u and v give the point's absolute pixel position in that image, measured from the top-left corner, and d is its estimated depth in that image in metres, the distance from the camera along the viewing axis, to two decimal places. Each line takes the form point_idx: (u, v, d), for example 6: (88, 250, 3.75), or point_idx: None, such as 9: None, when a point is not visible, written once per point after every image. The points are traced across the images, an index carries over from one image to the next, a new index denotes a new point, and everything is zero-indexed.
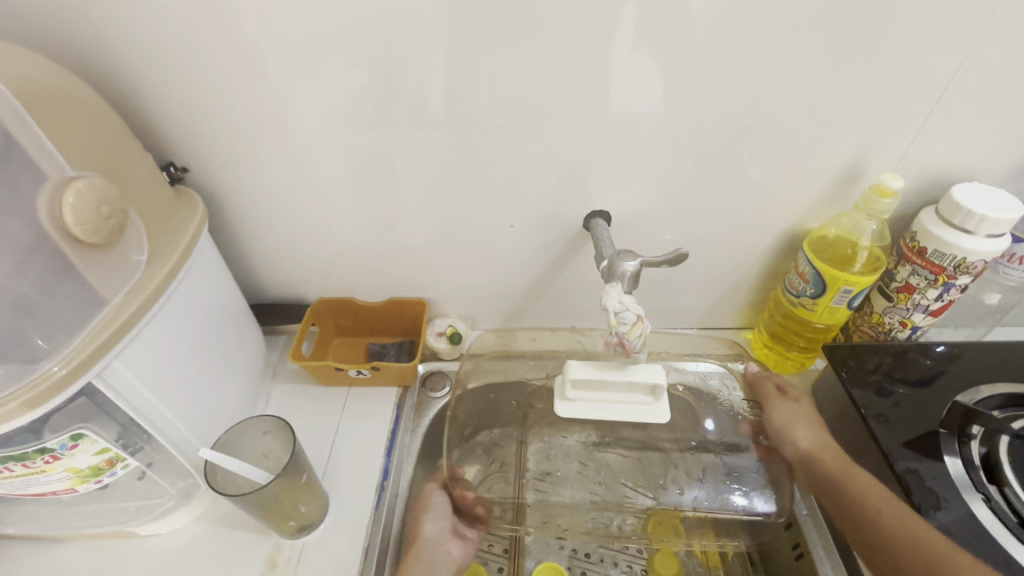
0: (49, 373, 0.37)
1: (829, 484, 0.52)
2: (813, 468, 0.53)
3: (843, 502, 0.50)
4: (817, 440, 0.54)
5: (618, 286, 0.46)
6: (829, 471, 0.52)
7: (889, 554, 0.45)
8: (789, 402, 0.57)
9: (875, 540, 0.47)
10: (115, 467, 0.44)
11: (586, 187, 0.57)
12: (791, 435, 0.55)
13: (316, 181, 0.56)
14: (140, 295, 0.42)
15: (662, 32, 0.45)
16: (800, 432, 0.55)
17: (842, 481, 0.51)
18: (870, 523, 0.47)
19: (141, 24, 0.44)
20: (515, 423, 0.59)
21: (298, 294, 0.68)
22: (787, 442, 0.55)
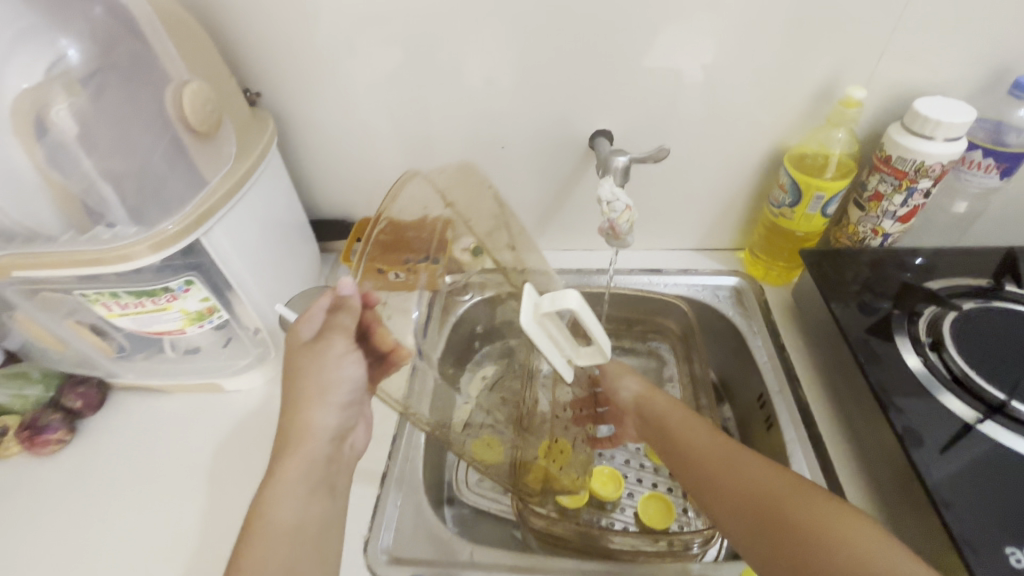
0: (164, 230, 0.48)
1: (657, 424, 0.56)
2: (643, 413, 0.58)
3: (670, 436, 0.54)
4: (645, 390, 0.58)
5: (611, 179, 0.55)
6: (658, 413, 0.56)
7: (700, 476, 0.50)
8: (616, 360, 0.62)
9: (691, 466, 0.51)
10: (213, 317, 0.57)
11: (590, 108, 0.65)
12: (627, 385, 0.59)
13: (363, 107, 0.67)
14: (230, 178, 0.54)
15: None
16: (627, 382, 0.60)
17: (672, 420, 0.55)
18: (687, 452, 0.52)
19: None
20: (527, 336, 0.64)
21: (345, 214, 0.80)
22: (621, 391, 0.60)
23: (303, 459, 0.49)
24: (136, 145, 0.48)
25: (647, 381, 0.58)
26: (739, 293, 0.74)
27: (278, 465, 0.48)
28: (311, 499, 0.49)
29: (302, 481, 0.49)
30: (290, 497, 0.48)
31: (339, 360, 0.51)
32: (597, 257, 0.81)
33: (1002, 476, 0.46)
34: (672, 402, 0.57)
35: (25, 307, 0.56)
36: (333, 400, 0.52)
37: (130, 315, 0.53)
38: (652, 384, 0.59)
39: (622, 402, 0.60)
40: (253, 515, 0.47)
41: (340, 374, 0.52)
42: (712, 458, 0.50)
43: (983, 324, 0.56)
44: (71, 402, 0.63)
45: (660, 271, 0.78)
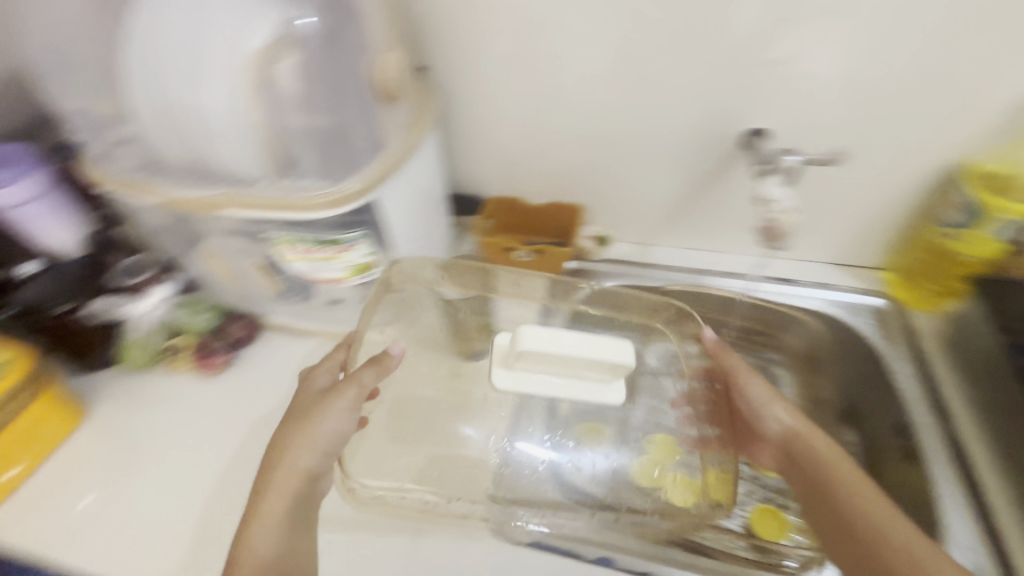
0: (345, 189, 0.53)
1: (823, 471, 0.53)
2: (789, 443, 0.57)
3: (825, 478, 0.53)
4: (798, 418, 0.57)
5: (775, 177, 0.53)
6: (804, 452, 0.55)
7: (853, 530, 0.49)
8: (755, 380, 0.59)
9: (842, 516, 0.50)
10: (370, 272, 0.62)
11: (749, 108, 0.63)
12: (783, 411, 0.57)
13: (515, 90, 0.68)
14: (405, 146, 0.57)
15: None
16: (775, 411, 0.57)
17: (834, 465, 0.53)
18: (846, 500, 0.51)
19: None
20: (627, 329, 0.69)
21: (476, 192, 0.83)
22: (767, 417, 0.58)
23: (285, 497, 0.50)
24: (338, 107, 0.53)
25: (794, 413, 0.57)
26: (881, 315, 0.70)
27: (260, 503, 0.50)
28: (287, 531, 0.50)
29: (275, 521, 0.49)
30: (269, 531, 0.49)
31: (326, 410, 0.52)
32: (722, 261, 0.79)
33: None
34: (821, 439, 0.56)
35: (214, 243, 0.63)
36: (320, 448, 0.52)
37: (304, 260, 0.59)
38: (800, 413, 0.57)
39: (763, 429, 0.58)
40: (232, 551, 0.48)
41: (323, 425, 0.52)
42: (873, 514, 0.49)
43: None
44: (234, 331, 0.70)
45: (792, 282, 0.74)
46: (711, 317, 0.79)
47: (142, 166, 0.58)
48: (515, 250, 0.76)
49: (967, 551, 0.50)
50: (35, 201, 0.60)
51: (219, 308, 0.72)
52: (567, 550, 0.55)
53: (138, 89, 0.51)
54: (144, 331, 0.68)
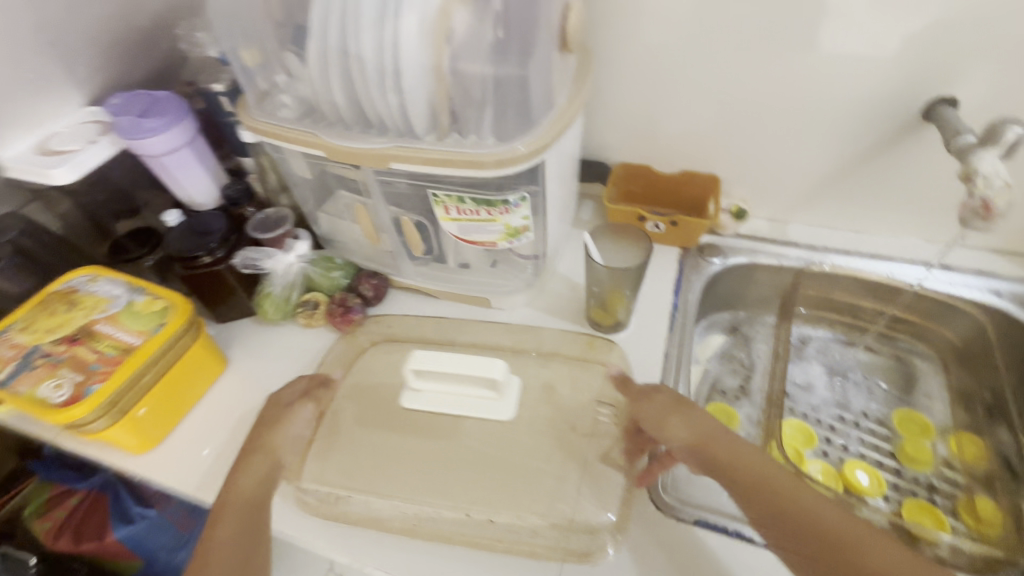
0: (515, 150, 0.50)
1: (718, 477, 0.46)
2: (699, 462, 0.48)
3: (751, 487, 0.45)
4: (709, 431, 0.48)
5: (995, 150, 0.49)
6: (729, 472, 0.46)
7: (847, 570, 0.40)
8: (656, 408, 0.51)
9: (786, 524, 0.43)
10: (523, 237, 0.59)
11: (939, 70, 0.58)
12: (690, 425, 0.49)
13: (675, 47, 0.65)
14: (575, 104, 0.54)
15: None
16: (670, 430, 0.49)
17: (749, 463, 0.45)
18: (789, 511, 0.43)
19: None
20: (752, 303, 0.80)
21: (604, 158, 0.80)
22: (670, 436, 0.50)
23: (261, 464, 0.53)
24: (527, 58, 0.48)
25: (681, 418, 0.49)
26: None
27: (243, 465, 0.53)
28: (267, 483, 0.52)
29: (260, 474, 0.52)
30: (246, 476, 0.52)
31: (296, 414, 0.58)
32: (867, 241, 0.74)
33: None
34: (749, 456, 0.46)
35: (362, 197, 0.62)
36: (293, 434, 0.57)
37: (459, 221, 0.57)
38: (690, 416, 0.49)
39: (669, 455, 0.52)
40: (219, 501, 0.51)
41: (290, 431, 0.56)
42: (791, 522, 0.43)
43: None
44: (365, 289, 0.70)
45: (953, 269, 0.69)
46: (850, 304, 0.75)
47: (306, 115, 0.57)
48: (647, 221, 0.73)
49: None
50: (184, 147, 0.65)
51: (350, 266, 0.72)
52: (737, 531, 0.51)
53: (320, 33, 0.50)
54: (282, 286, 0.68)
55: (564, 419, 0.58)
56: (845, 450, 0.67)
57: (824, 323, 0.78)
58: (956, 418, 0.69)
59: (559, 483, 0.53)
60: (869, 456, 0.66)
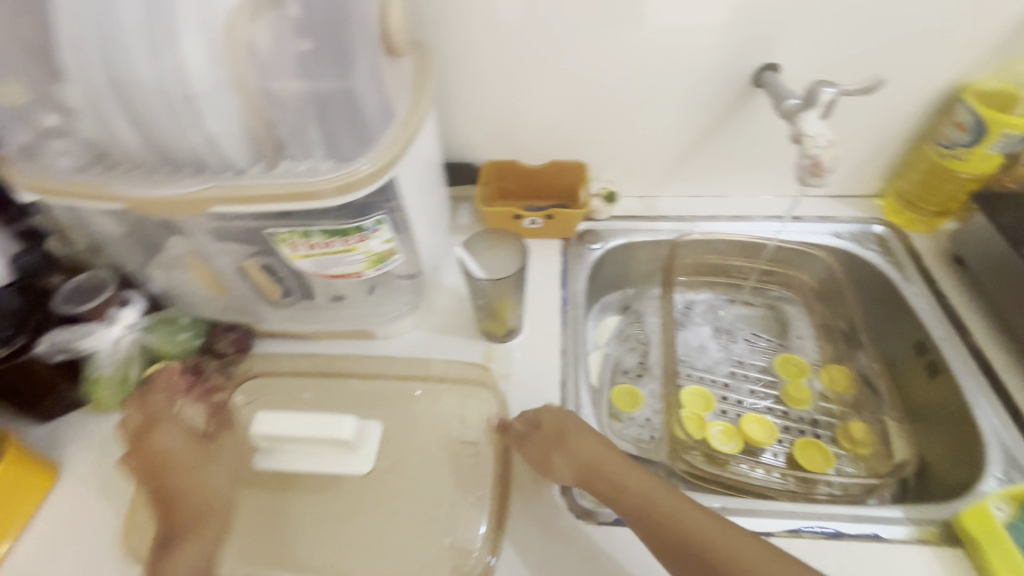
0: (359, 170, 0.45)
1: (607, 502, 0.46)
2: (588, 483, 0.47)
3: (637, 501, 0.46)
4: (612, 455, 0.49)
5: (816, 112, 0.52)
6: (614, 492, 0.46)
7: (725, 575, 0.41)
8: (548, 429, 0.50)
9: (663, 534, 0.44)
10: (390, 261, 0.54)
11: (758, 38, 0.61)
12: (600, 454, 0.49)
13: (516, 37, 0.63)
14: (418, 110, 0.50)
15: None
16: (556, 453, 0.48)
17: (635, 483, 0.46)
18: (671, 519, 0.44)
19: None
20: (640, 283, 0.82)
21: (470, 157, 0.76)
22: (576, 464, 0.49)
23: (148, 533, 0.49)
24: (348, 68, 0.42)
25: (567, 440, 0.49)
26: (884, 242, 0.72)
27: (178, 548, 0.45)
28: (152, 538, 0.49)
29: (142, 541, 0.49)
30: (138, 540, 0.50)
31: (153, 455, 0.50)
32: (728, 204, 0.78)
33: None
34: (636, 474, 0.47)
35: (192, 245, 0.53)
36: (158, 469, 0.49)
37: (312, 257, 0.50)
38: (577, 436, 0.49)
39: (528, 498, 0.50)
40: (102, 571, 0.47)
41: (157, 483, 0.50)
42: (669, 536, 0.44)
43: None
44: (223, 346, 0.60)
45: (802, 219, 0.76)
46: (719, 263, 0.79)
47: (92, 162, 0.47)
48: (523, 217, 0.71)
49: (1013, 449, 0.53)
50: None
51: (201, 323, 0.62)
52: None
53: (82, 62, 0.40)
54: (115, 365, 0.57)
55: (468, 443, 0.54)
56: (740, 404, 0.71)
57: (704, 287, 0.81)
58: (824, 353, 0.75)
59: (453, 512, 0.50)
60: (762, 406, 0.70)
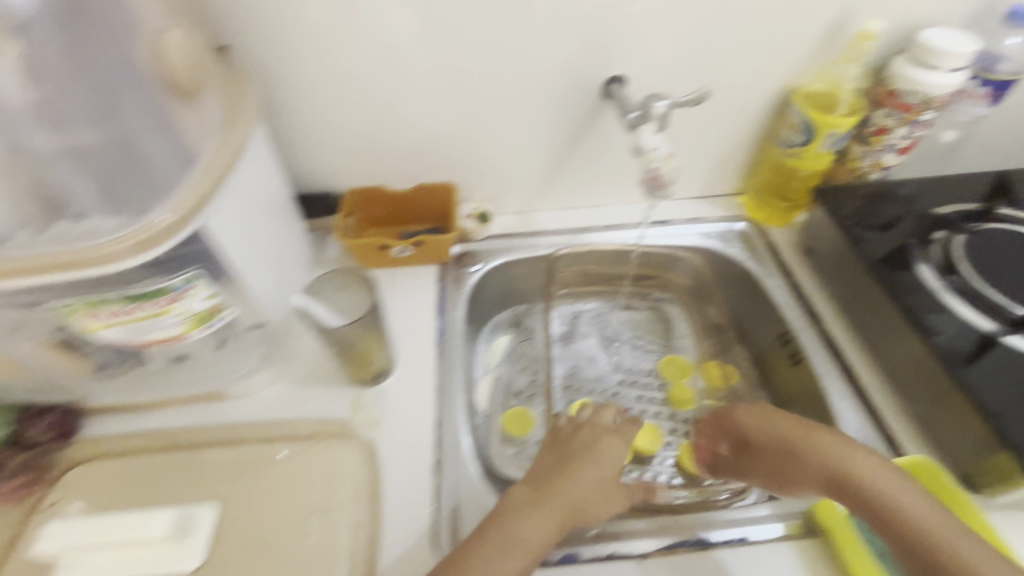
0: (152, 224, 0.39)
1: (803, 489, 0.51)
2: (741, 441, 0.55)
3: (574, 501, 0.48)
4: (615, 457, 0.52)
5: (651, 126, 0.52)
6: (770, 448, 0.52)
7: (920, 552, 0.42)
8: (745, 420, 0.54)
9: (890, 527, 0.44)
10: (218, 318, 0.49)
11: (599, 51, 0.61)
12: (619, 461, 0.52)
13: (352, 60, 0.59)
14: (225, 150, 0.45)
15: None
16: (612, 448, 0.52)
17: (770, 436, 0.52)
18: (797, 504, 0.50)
19: None
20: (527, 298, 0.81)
21: (330, 186, 0.71)
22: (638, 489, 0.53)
23: None
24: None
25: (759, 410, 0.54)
26: (747, 239, 0.75)
27: None
28: None
29: None
30: None
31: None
32: (602, 213, 0.79)
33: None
34: (771, 425, 0.53)
35: None
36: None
37: (117, 326, 0.44)
38: (761, 410, 0.54)
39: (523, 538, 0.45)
40: None
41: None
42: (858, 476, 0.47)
43: (987, 245, 0.59)
44: (37, 434, 0.52)
45: (668, 222, 0.77)
46: (604, 271, 0.80)
47: None
48: (389, 247, 0.67)
49: (861, 431, 0.55)
50: None
51: (7, 410, 0.53)
52: None
53: None
54: None
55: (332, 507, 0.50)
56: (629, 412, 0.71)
57: (590, 297, 0.82)
58: (702, 349, 0.78)
59: None
60: (649, 411, 0.72)
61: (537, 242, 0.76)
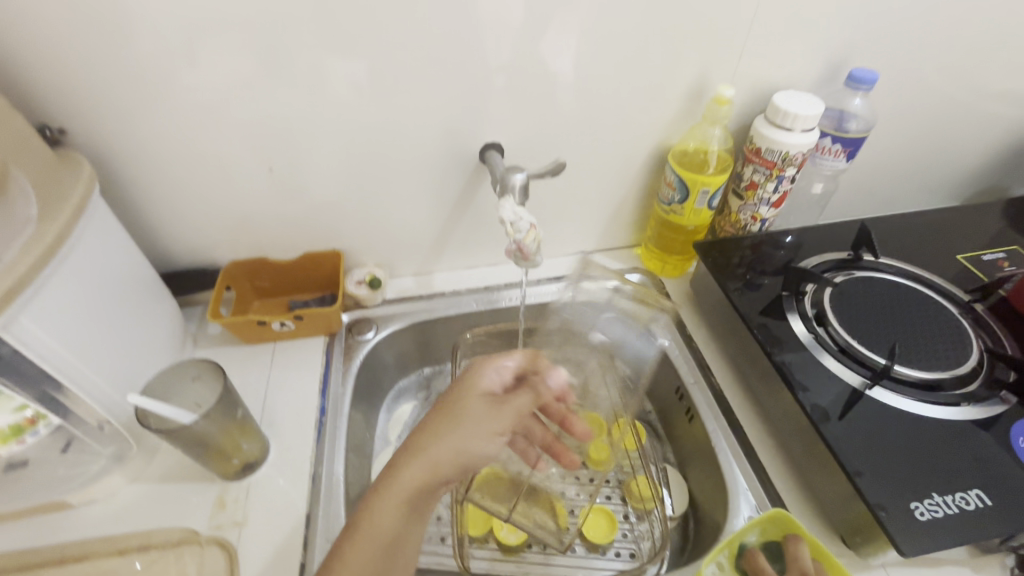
0: None
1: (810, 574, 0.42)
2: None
3: (412, 495, 0.46)
4: (489, 409, 0.50)
5: (511, 198, 0.53)
6: None
7: None
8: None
9: None
10: (33, 428, 0.46)
11: (471, 120, 0.62)
12: (491, 419, 0.50)
13: (216, 136, 0.58)
14: (38, 246, 0.42)
15: None
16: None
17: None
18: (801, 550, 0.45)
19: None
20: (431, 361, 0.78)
21: (210, 260, 0.68)
22: (507, 412, 0.51)
23: None
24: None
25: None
26: (643, 289, 0.74)
27: None
28: None
29: None
30: None
31: None
32: (501, 272, 0.78)
33: (900, 442, 0.49)
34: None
35: None
36: None
37: None
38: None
39: (372, 529, 0.44)
40: None
41: None
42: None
43: (855, 295, 0.61)
44: None
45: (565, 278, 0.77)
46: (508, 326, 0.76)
47: None
48: (270, 322, 0.64)
49: (749, 492, 0.54)
50: None
51: None
52: None
53: None
54: None
55: None
56: None
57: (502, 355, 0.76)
58: None
59: None
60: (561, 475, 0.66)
61: (436, 303, 0.75)
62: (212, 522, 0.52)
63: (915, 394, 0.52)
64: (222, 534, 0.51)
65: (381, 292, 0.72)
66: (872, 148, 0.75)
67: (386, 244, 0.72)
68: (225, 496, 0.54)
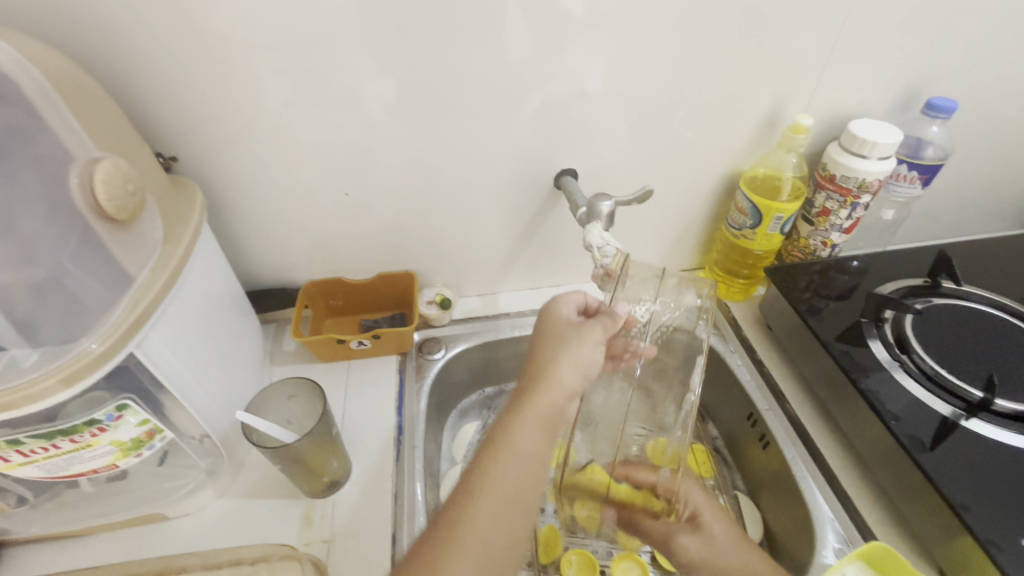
0: (85, 352, 0.38)
1: (661, 487, 0.47)
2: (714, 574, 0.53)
3: (549, 412, 0.42)
4: (575, 329, 0.47)
5: (598, 224, 0.56)
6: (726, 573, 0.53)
7: None
8: (689, 540, 0.55)
9: None
10: (153, 441, 0.47)
11: (549, 146, 0.64)
12: (583, 333, 0.47)
13: (310, 162, 0.60)
14: (164, 270, 0.44)
15: (603, 17, 0.55)
16: (696, 496, 0.58)
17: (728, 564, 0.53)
18: (631, 461, 0.50)
19: (142, 36, 0.49)
20: (494, 380, 0.79)
21: (289, 279, 0.71)
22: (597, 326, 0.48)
23: None
24: (31, 254, 0.36)
25: (718, 534, 0.55)
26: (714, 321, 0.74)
27: None
28: None
29: None
30: None
31: None
32: (565, 293, 0.79)
33: (1001, 475, 0.48)
34: (730, 551, 0.54)
35: None
36: None
37: (40, 462, 0.42)
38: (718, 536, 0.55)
39: (517, 450, 0.39)
40: None
41: None
42: (739, 565, 0.53)
43: (936, 322, 0.60)
44: None
45: None
46: None
47: None
48: (348, 341, 0.66)
49: (835, 521, 0.54)
50: None
51: None
52: None
53: None
54: None
55: None
56: None
57: None
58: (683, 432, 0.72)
59: None
60: None
61: (502, 323, 0.76)
62: (301, 538, 0.53)
63: (1011, 426, 0.51)
64: (311, 551, 0.52)
65: (450, 312, 0.74)
66: (943, 174, 0.75)
67: (456, 265, 0.74)
68: (312, 513, 0.55)
